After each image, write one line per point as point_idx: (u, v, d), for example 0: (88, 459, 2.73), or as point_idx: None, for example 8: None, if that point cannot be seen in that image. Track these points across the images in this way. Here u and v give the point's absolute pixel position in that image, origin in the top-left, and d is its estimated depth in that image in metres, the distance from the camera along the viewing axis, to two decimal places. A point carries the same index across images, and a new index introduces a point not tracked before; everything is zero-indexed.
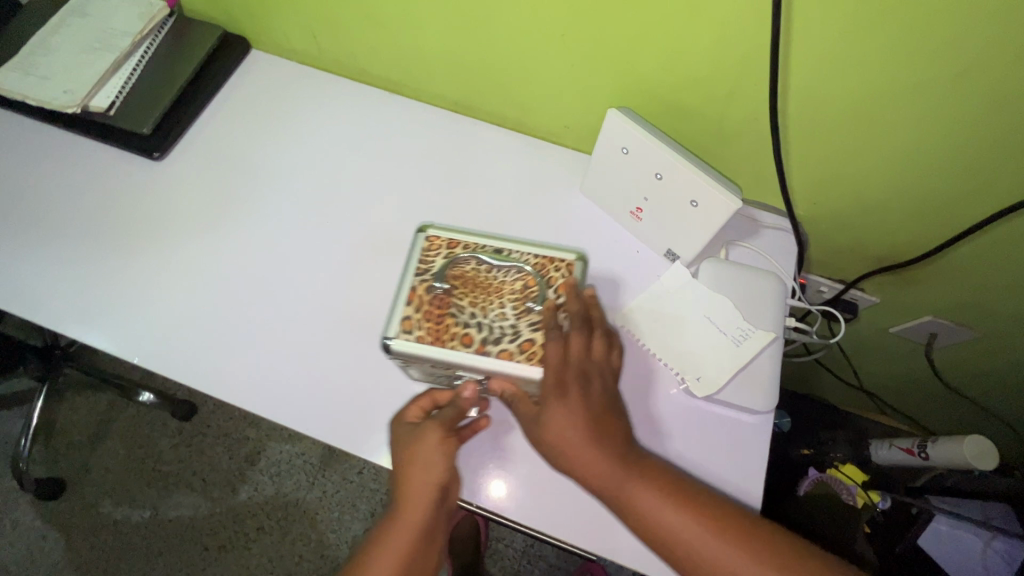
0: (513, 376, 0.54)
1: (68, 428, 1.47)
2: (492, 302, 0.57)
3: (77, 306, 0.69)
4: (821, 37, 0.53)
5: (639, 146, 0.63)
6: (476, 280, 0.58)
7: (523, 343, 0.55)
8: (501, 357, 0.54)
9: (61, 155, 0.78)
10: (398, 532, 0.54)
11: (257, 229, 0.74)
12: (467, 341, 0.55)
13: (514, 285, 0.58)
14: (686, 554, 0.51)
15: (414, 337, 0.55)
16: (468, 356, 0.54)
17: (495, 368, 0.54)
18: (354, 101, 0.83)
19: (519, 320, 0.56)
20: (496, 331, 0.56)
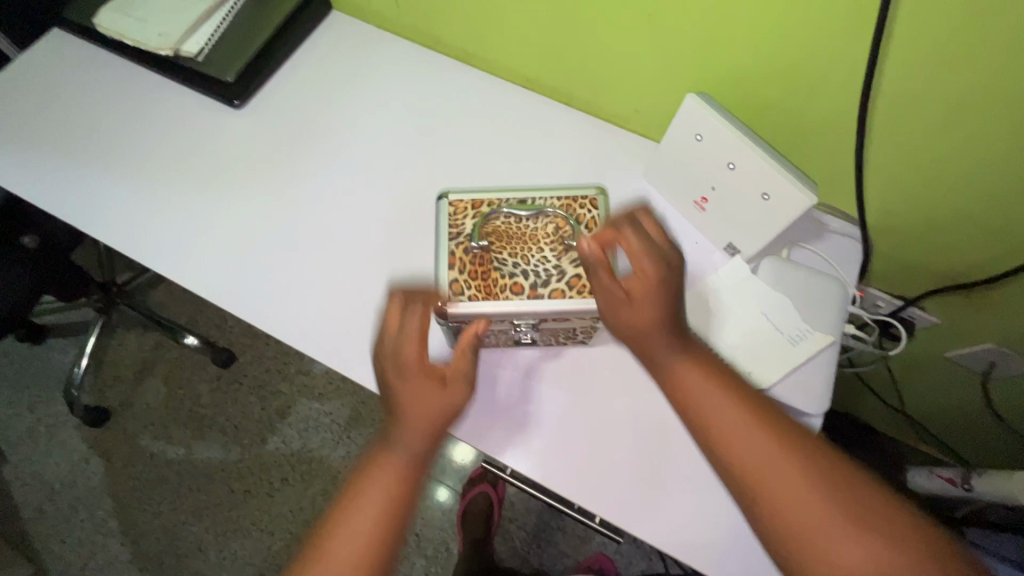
0: (572, 312, 0.58)
1: (116, 362, 1.55)
2: (530, 249, 0.60)
3: (152, 238, 0.73)
4: (927, 37, 0.51)
5: (714, 134, 0.62)
6: (509, 232, 0.61)
7: (572, 281, 0.59)
8: (555, 297, 0.58)
9: (147, 96, 0.82)
10: (389, 457, 0.50)
11: (322, 183, 0.76)
12: (517, 290, 0.58)
13: (547, 230, 0.61)
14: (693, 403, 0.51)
15: (467, 297, 0.58)
16: (523, 302, 0.58)
17: (553, 310, 0.57)
18: (427, 69, 0.84)
19: (561, 261, 0.60)
20: (542, 274, 0.59)
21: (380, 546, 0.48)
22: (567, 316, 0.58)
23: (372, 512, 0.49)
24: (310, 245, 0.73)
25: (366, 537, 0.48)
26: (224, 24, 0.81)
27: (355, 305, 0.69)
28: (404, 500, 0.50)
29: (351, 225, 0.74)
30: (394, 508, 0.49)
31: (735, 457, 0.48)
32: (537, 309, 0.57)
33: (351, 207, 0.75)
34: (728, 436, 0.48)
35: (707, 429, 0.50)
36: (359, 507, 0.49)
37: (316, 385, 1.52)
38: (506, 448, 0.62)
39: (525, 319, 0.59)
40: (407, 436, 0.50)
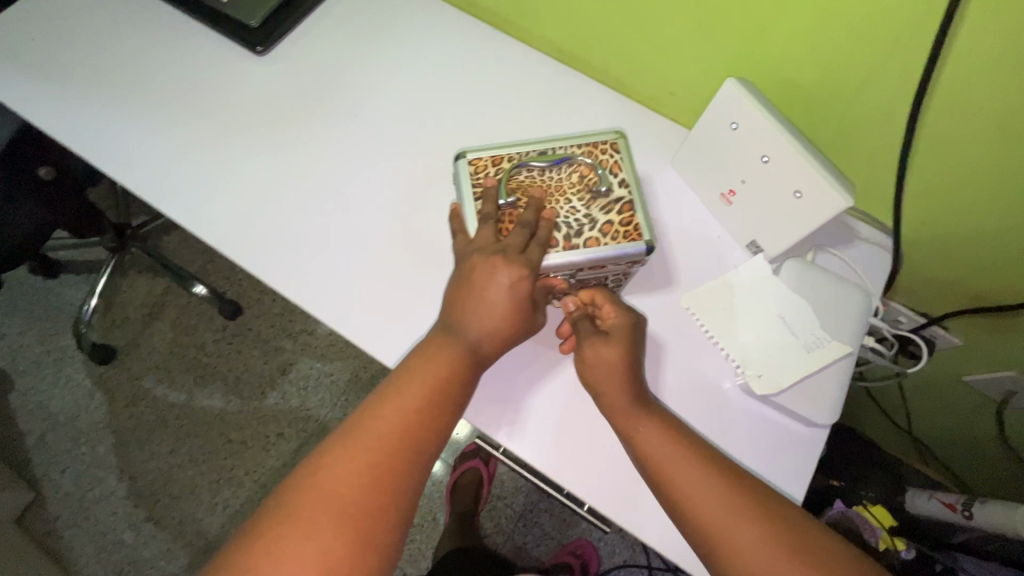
0: (607, 258, 0.56)
1: (126, 303, 1.57)
2: (557, 200, 0.59)
3: (164, 179, 0.72)
4: (992, 41, 0.47)
5: (751, 124, 0.59)
6: (534, 186, 0.60)
7: (604, 227, 0.57)
8: (591, 246, 0.57)
9: (171, 35, 0.80)
10: (429, 363, 0.54)
11: (339, 139, 0.74)
12: (551, 241, 0.57)
13: (572, 179, 0.60)
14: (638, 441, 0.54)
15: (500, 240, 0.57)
16: (559, 255, 0.56)
17: (589, 258, 0.56)
18: (457, 31, 0.81)
19: (590, 209, 0.58)
20: (574, 225, 0.58)
21: (407, 440, 0.51)
22: (602, 262, 0.57)
23: (408, 411, 0.52)
24: (323, 202, 0.71)
25: (398, 430, 0.51)
26: None
27: (362, 266, 0.68)
28: (438, 410, 0.53)
29: (364, 185, 0.72)
30: (427, 415, 0.52)
31: (688, 509, 0.50)
32: (575, 261, 0.56)
33: (367, 167, 0.73)
34: (674, 474, 0.51)
35: (657, 466, 0.53)
36: (396, 402, 0.52)
37: (319, 345, 1.52)
38: (500, 425, 0.61)
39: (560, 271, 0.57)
40: (446, 355, 0.55)
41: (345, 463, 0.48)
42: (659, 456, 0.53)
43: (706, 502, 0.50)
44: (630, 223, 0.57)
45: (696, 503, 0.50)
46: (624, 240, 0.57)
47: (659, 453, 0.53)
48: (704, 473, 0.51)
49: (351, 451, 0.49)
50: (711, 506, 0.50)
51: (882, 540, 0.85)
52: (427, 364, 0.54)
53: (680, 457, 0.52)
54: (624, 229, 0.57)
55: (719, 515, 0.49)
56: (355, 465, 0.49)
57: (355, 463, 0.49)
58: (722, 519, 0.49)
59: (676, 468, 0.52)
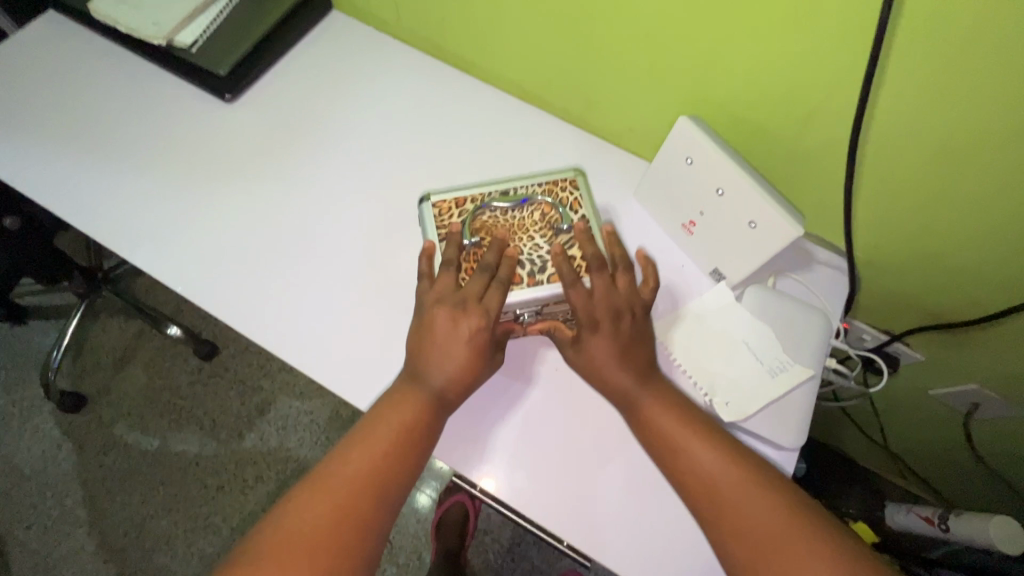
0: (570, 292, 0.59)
1: (97, 348, 1.53)
2: (522, 238, 0.61)
3: (131, 228, 0.72)
4: (918, 72, 0.50)
5: (705, 159, 0.61)
6: (496, 224, 0.61)
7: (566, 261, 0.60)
8: (554, 281, 0.58)
9: (139, 85, 0.81)
10: (404, 398, 0.56)
11: (309, 183, 0.75)
12: (516, 278, 0.58)
13: (534, 217, 0.62)
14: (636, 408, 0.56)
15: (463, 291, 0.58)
16: (524, 292, 0.58)
17: (554, 292, 0.58)
18: (423, 75, 0.83)
19: (553, 245, 0.60)
20: (538, 261, 0.59)
21: (369, 487, 0.51)
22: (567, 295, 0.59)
23: (383, 446, 0.53)
24: (292, 245, 0.72)
25: (371, 467, 0.52)
26: (221, 18, 0.79)
27: (332, 309, 0.68)
28: (411, 446, 0.54)
29: (334, 228, 0.73)
30: (400, 450, 0.53)
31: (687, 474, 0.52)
32: (541, 297, 0.58)
33: (336, 211, 0.74)
34: (675, 441, 0.54)
35: (656, 434, 0.55)
36: (371, 438, 0.54)
37: (297, 383, 1.50)
38: (473, 461, 0.61)
39: (526, 307, 0.59)
40: (418, 389, 0.56)
41: (307, 509, 0.50)
42: (669, 433, 0.54)
43: (716, 477, 0.51)
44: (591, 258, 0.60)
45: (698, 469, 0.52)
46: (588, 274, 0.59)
47: (669, 429, 0.55)
48: (710, 452, 0.53)
49: (319, 497, 0.50)
50: (721, 480, 0.51)
51: None
52: (402, 400, 0.56)
53: (675, 423, 0.55)
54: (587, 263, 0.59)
55: (729, 489, 0.51)
56: (333, 503, 0.50)
57: (315, 510, 0.50)
58: (723, 481, 0.51)
59: (677, 436, 0.54)
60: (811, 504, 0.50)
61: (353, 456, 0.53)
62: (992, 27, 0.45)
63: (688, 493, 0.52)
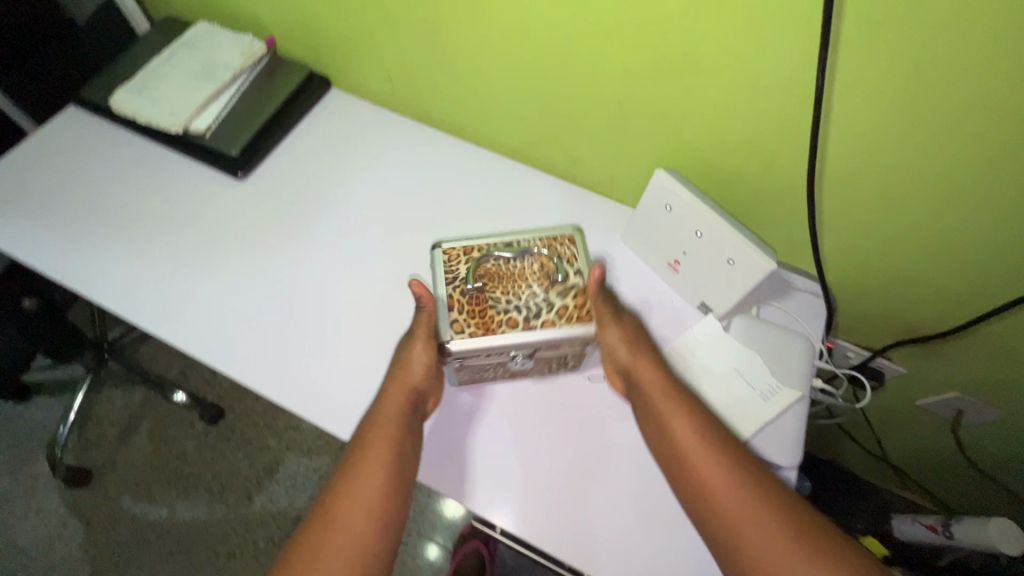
0: (561, 338, 0.62)
1: (102, 419, 1.54)
2: (520, 286, 0.64)
3: (152, 302, 0.76)
4: (858, 119, 0.58)
5: (682, 205, 0.68)
6: (499, 273, 0.65)
7: (560, 310, 0.63)
8: (547, 327, 0.62)
9: (155, 169, 0.87)
10: (390, 400, 0.63)
11: (319, 250, 0.81)
12: (512, 323, 0.62)
13: (532, 267, 0.65)
14: (660, 420, 0.60)
15: (466, 334, 0.61)
16: (519, 335, 0.61)
17: (546, 337, 0.61)
18: (418, 142, 0.90)
19: (548, 294, 0.63)
20: (533, 308, 0.63)
21: (376, 505, 0.57)
22: (558, 341, 0.62)
23: (386, 450, 0.60)
24: (307, 308, 0.76)
25: (382, 469, 0.59)
26: (230, 103, 0.86)
27: (348, 366, 0.72)
28: (404, 442, 0.61)
29: (345, 289, 0.78)
30: (398, 450, 0.60)
31: (701, 491, 0.55)
32: (534, 341, 0.61)
33: (345, 274, 0.79)
34: (692, 456, 0.56)
35: (677, 448, 0.58)
36: (373, 444, 0.60)
37: (304, 440, 1.51)
38: (493, 501, 0.65)
39: (519, 349, 0.63)
40: (400, 389, 0.64)
41: (322, 547, 0.54)
42: (685, 446, 0.57)
43: (724, 490, 0.54)
44: (583, 307, 0.63)
45: (712, 489, 0.54)
46: (579, 323, 0.62)
47: (688, 446, 0.57)
48: (719, 464, 0.55)
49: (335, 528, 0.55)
50: (726, 491, 0.54)
51: None
52: (387, 401, 0.63)
53: (693, 440, 0.57)
54: (578, 312, 0.63)
55: (736, 501, 0.53)
56: (347, 534, 0.55)
57: (337, 543, 0.54)
58: (735, 505, 0.53)
59: (696, 453, 0.56)
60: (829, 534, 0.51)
61: (348, 490, 0.57)
62: (912, 79, 0.52)
63: (695, 501, 0.55)
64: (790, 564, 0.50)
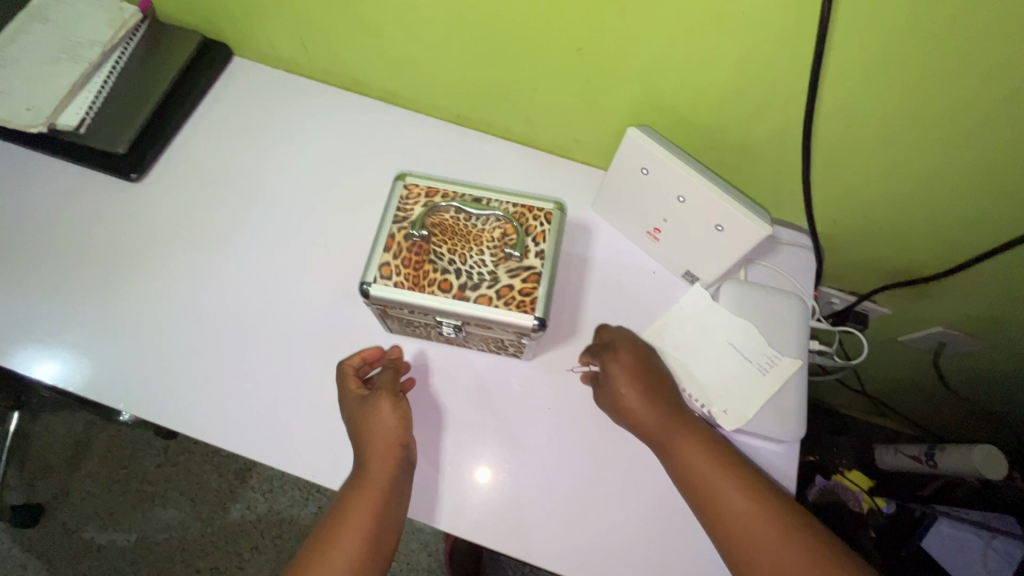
0: (491, 322, 0.50)
1: (43, 451, 1.40)
2: (470, 248, 0.52)
3: (51, 343, 0.64)
4: (856, 58, 0.49)
5: (659, 167, 0.59)
6: (455, 228, 0.53)
7: (502, 289, 0.50)
8: (479, 303, 0.50)
9: (28, 179, 0.71)
10: (379, 462, 0.53)
11: (246, 256, 0.69)
12: (443, 286, 0.50)
13: (493, 233, 0.53)
14: (686, 467, 0.54)
15: (392, 284, 0.50)
16: (446, 302, 0.49)
17: (473, 315, 0.49)
18: (347, 115, 0.77)
19: (497, 268, 0.51)
20: (475, 277, 0.51)
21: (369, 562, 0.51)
22: (488, 324, 0.50)
23: (368, 518, 0.52)
24: (243, 328, 0.66)
25: (363, 538, 0.52)
26: (106, 89, 0.70)
27: (301, 392, 0.63)
28: (399, 493, 0.54)
29: (284, 298, 0.67)
30: (383, 518, 0.52)
31: (735, 541, 0.50)
32: (458, 314, 0.49)
33: (282, 281, 0.68)
34: (717, 503, 0.52)
35: (701, 493, 0.53)
36: (355, 516, 0.52)
37: None
38: (480, 523, 0.57)
39: (444, 318, 0.51)
40: (383, 451, 0.54)
41: None
42: (689, 462, 0.54)
43: (760, 544, 0.50)
44: (530, 295, 0.50)
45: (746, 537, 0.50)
46: (515, 311, 0.49)
47: (701, 470, 0.53)
48: (737, 489, 0.52)
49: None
50: (752, 524, 0.50)
51: (865, 502, 0.92)
52: (375, 467, 0.53)
53: (721, 487, 0.52)
54: (521, 299, 0.50)
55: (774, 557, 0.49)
56: None
57: None
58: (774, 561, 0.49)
59: (723, 502, 0.52)
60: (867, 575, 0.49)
61: (339, 549, 0.51)
62: (925, 10, 0.44)
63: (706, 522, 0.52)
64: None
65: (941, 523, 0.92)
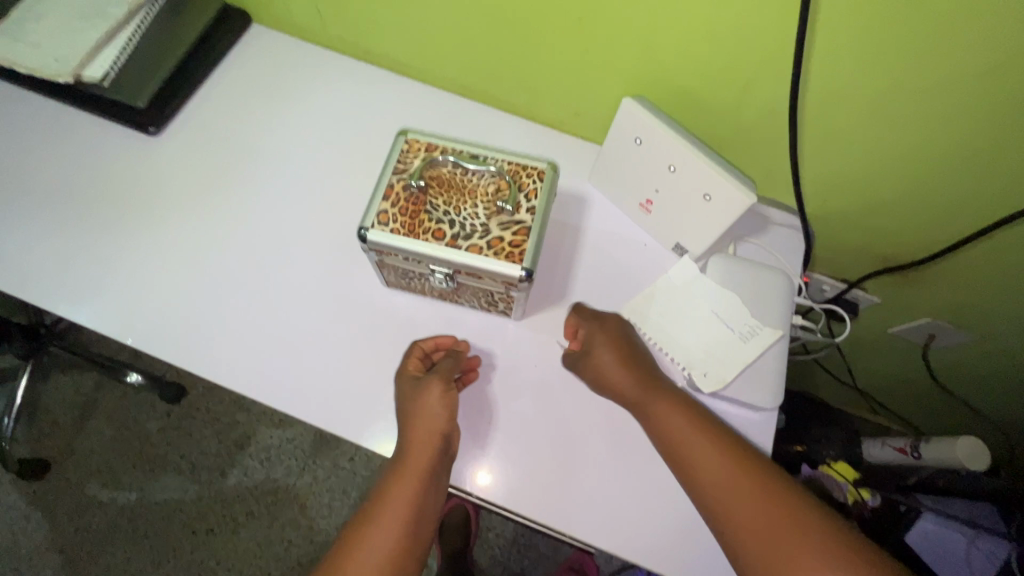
0: (480, 270, 0.52)
1: (52, 408, 1.44)
2: (465, 201, 0.54)
3: (65, 282, 0.67)
4: (841, 37, 0.51)
5: (652, 137, 0.62)
6: (451, 181, 0.55)
7: (493, 240, 0.53)
8: (471, 251, 0.52)
9: (52, 129, 0.75)
10: (419, 446, 0.55)
11: (253, 211, 0.72)
12: (437, 235, 0.53)
13: (487, 188, 0.55)
14: (662, 431, 0.56)
15: (389, 230, 0.53)
16: (439, 249, 0.52)
17: (464, 263, 0.52)
18: (357, 83, 0.80)
19: (490, 220, 0.54)
20: (467, 227, 0.53)
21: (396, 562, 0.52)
22: (478, 272, 0.53)
23: (409, 493, 0.54)
24: (246, 277, 0.69)
25: (391, 539, 0.53)
26: (131, 46, 0.72)
27: (298, 340, 0.66)
28: (432, 488, 0.55)
29: (288, 252, 0.70)
30: (421, 500, 0.54)
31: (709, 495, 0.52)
32: (450, 261, 0.52)
33: (286, 236, 0.71)
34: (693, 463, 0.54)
35: (679, 454, 0.55)
36: (398, 490, 0.54)
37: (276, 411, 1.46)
38: (460, 470, 0.60)
39: (438, 266, 0.54)
40: (424, 441, 0.55)
41: None
42: (665, 424, 0.56)
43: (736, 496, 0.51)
44: (519, 247, 0.52)
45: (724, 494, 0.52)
46: (504, 260, 0.52)
47: (678, 433, 0.55)
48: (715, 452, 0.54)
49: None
50: (733, 493, 0.51)
51: (849, 493, 0.89)
52: (415, 451, 0.55)
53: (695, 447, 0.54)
54: (510, 250, 0.52)
55: (753, 513, 0.50)
56: None
57: None
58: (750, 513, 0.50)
59: (702, 461, 0.53)
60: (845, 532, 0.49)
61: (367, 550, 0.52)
62: None
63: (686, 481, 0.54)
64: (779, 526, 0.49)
65: (926, 521, 0.89)
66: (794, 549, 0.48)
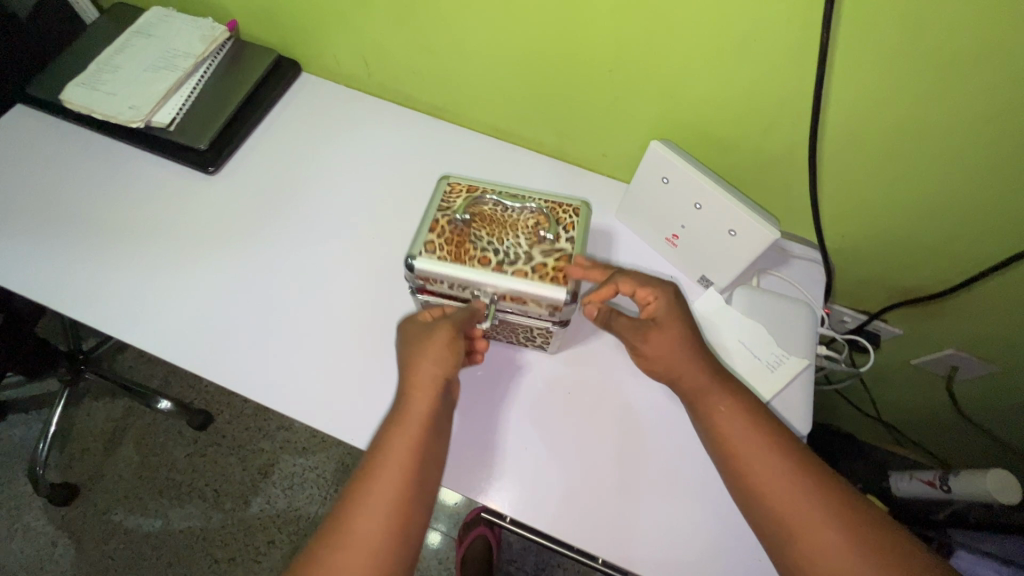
0: (526, 293, 0.56)
1: (84, 434, 1.48)
2: (507, 233, 0.59)
3: (125, 311, 0.72)
4: (856, 82, 0.56)
5: (678, 177, 0.66)
6: (493, 216, 0.60)
7: (537, 265, 0.56)
8: (516, 276, 0.56)
9: (119, 169, 0.82)
10: (422, 386, 0.56)
11: (301, 245, 0.77)
12: (482, 262, 0.57)
13: (527, 221, 0.60)
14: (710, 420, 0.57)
15: (437, 258, 0.57)
16: (484, 274, 0.56)
17: (510, 287, 0.55)
18: (398, 126, 0.86)
19: (532, 249, 0.58)
20: (511, 255, 0.57)
21: (405, 495, 0.51)
22: (523, 295, 0.56)
23: (407, 452, 0.53)
24: (294, 307, 0.73)
25: (402, 472, 0.52)
26: (194, 95, 0.81)
27: (342, 366, 0.69)
28: (436, 428, 0.55)
29: (331, 284, 0.75)
30: (426, 439, 0.54)
31: (749, 483, 0.53)
32: (497, 286, 0.56)
33: (331, 269, 0.76)
34: (738, 453, 0.54)
35: (726, 443, 0.55)
36: (394, 450, 0.53)
37: (299, 439, 1.48)
38: (497, 491, 0.62)
39: (483, 290, 0.57)
40: (427, 379, 0.56)
41: (351, 542, 0.49)
42: (714, 415, 0.57)
43: (775, 488, 0.52)
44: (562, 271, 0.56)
45: (767, 483, 0.52)
46: (548, 283, 0.55)
47: (727, 425, 0.56)
48: (764, 445, 0.54)
49: (358, 519, 0.50)
50: (776, 485, 0.52)
51: None
52: (417, 390, 0.56)
53: (740, 438, 0.55)
54: (554, 274, 0.56)
55: (793, 506, 0.51)
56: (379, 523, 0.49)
57: (364, 535, 0.49)
58: (789, 505, 0.51)
59: (749, 452, 0.54)
60: (891, 535, 0.49)
61: (378, 482, 0.51)
62: (913, 40, 0.51)
63: (727, 470, 0.55)
64: (818, 521, 0.50)
65: (958, 558, 0.86)
66: (815, 520, 0.50)
